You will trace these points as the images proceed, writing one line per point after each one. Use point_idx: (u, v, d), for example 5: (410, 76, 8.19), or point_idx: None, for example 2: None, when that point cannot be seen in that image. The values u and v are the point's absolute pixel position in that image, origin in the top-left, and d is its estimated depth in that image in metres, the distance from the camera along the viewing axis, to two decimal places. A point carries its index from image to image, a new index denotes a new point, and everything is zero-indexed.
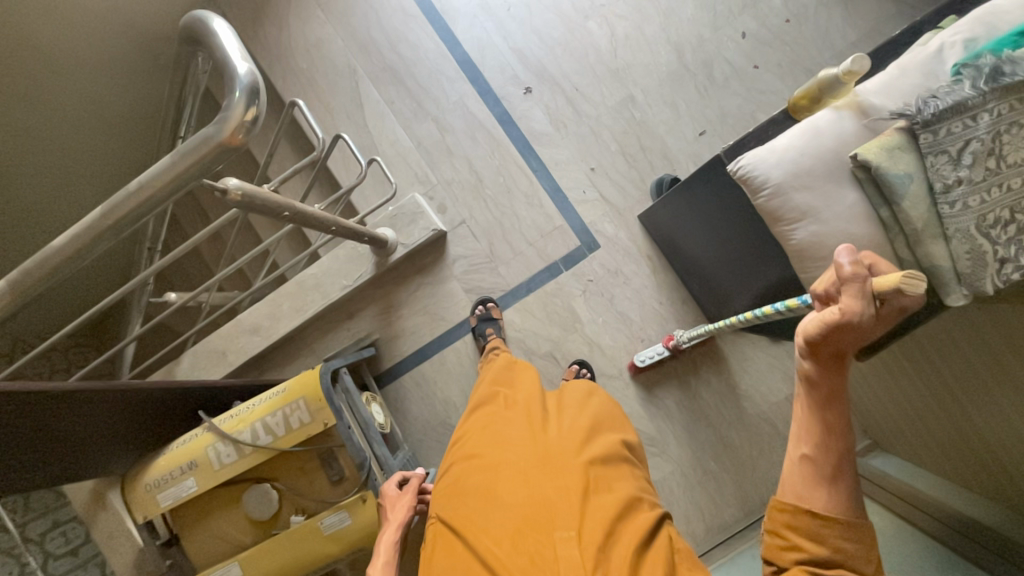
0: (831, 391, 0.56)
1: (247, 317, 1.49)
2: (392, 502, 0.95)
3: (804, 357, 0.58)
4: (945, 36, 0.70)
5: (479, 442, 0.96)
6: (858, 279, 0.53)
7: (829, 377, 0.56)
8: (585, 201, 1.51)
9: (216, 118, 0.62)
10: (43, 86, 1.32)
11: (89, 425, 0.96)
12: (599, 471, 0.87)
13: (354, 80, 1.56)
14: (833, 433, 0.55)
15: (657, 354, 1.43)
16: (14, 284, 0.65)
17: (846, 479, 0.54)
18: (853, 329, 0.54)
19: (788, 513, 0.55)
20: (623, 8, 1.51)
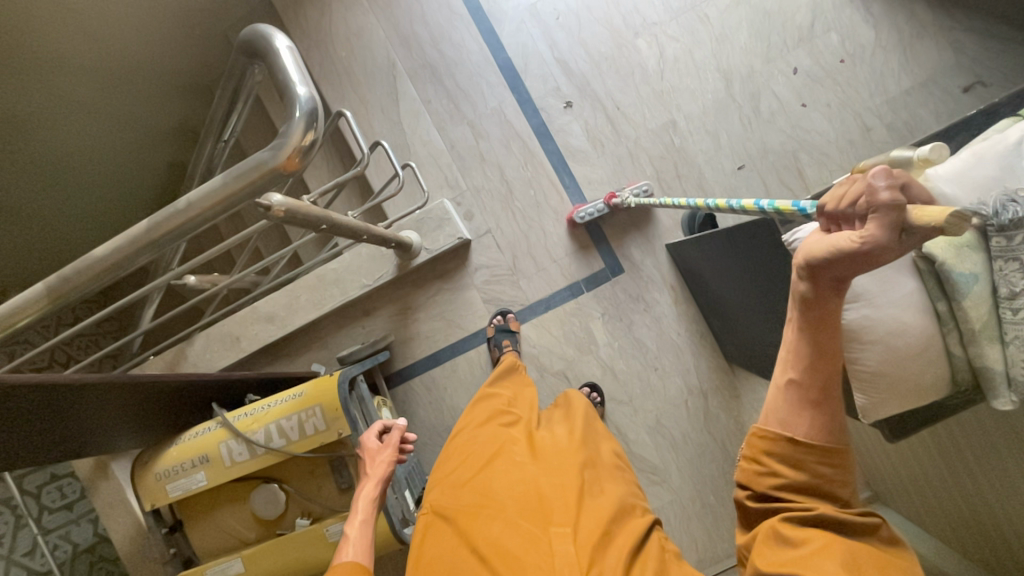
0: (826, 318, 0.56)
1: (263, 305, 1.49)
2: (372, 455, 0.96)
3: (802, 279, 0.56)
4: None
5: (475, 440, 1.03)
6: (891, 209, 0.45)
7: (825, 301, 0.55)
8: (614, 223, 1.49)
9: (273, 143, 0.60)
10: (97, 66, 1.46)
11: (107, 412, 0.97)
12: (591, 477, 0.93)
13: (393, 74, 1.52)
14: (823, 364, 0.57)
15: (596, 210, 1.43)
16: (51, 289, 0.63)
17: (833, 407, 0.58)
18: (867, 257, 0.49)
19: (767, 439, 0.60)
20: (675, 29, 1.47)
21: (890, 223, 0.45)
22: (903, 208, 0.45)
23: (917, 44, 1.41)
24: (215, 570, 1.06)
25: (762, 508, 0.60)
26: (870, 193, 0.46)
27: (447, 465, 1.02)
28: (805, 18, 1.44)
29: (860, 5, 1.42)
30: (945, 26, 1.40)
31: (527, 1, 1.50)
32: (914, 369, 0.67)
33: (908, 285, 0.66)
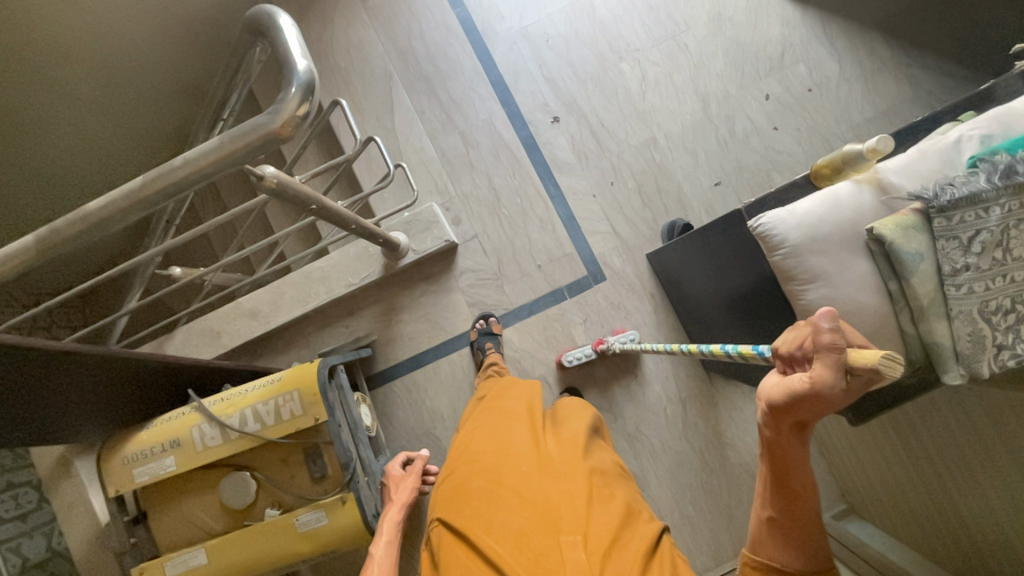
0: (794, 459, 0.58)
1: (247, 301, 1.49)
2: (397, 482, 1.11)
3: (767, 424, 0.57)
4: (963, 128, 0.72)
5: (479, 450, 1.01)
6: (835, 351, 0.47)
7: (790, 445, 0.56)
8: (596, 232, 1.54)
9: (270, 109, 0.64)
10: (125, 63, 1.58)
11: (79, 392, 0.95)
12: (598, 483, 0.91)
13: (389, 85, 1.60)
14: (797, 500, 0.59)
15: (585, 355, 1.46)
16: (40, 240, 0.65)
17: (814, 539, 0.59)
18: (822, 400, 0.49)
19: (761, 569, 0.61)
20: (657, 55, 1.57)
21: (835, 363, 0.47)
22: (844, 349, 0.47)
23: (877, 77, 1.53)
24: (177, 561, 1.02)
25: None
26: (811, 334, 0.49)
27: (453, 474, 1.01)
28: (776, 50, 1.55)
29: (826, 40, 1.54)
30: (902, 62, 1.52)
31: (519, 24, 1.60)
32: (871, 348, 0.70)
33: (862, 266, 0.70)
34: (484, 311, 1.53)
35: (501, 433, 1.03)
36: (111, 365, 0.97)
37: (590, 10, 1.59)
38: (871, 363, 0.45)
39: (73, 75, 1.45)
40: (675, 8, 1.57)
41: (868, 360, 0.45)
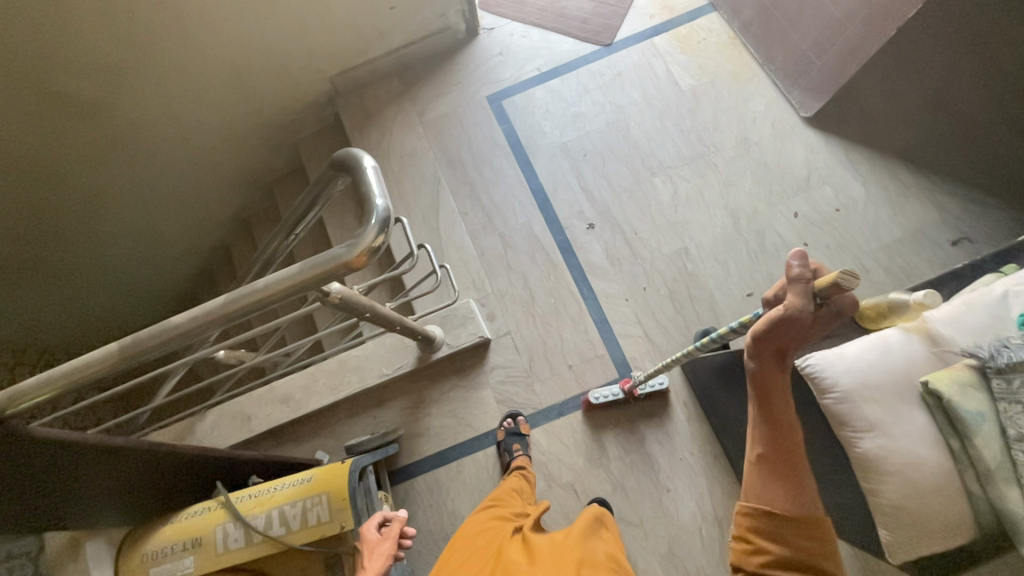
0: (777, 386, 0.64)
1: (281, 386, 1.51)
2: (371, 548, 0.90)
3: (751, 358, 0.66)
4: (1008, 282, 0.74)
5: (482, 549, 0.96)
6: (802, 280, 0.63)
7: (773, 371, 0.64)
8: (629, 335, 1.55)
9: (348, 242, 0.70)
10: (206, 169, 1.87)
11: (114, 478, 0.96)
12: (588, 574, 0.84)
13: (437, 188, 1.73)
14: (785, 436, 0.62)
15: (612, 394, 1.47)
16: (123, 350, 0.69)
17: (804, 478, 0.60)
18: (795, 321, 0.63)
19: (750, 516, 0.60)
20: (687, 172, 1.68)
21: (802, 289, 0.63)
22: (809, 280, 0.63)
23: (904, 201, 1.59)
24: None
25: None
26: (788, 271, 0.64)
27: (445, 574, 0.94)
28: (802, 172, 1.64)
29: (850, 166, 1.63)
30: (928, 189, 1.59)
31: (559, 140, 1.75)
32: (936, 506, 0.67)
33: (920, 419, 0.69)
34: (513, 410, 1.52)
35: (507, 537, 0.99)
36: (146, 456, 0.97)
37: (625, 131, 1.73)
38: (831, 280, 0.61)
39: (157, 171, 1.76)
40: (704, 132, 1.71)
41: (829, 278, 0.61)
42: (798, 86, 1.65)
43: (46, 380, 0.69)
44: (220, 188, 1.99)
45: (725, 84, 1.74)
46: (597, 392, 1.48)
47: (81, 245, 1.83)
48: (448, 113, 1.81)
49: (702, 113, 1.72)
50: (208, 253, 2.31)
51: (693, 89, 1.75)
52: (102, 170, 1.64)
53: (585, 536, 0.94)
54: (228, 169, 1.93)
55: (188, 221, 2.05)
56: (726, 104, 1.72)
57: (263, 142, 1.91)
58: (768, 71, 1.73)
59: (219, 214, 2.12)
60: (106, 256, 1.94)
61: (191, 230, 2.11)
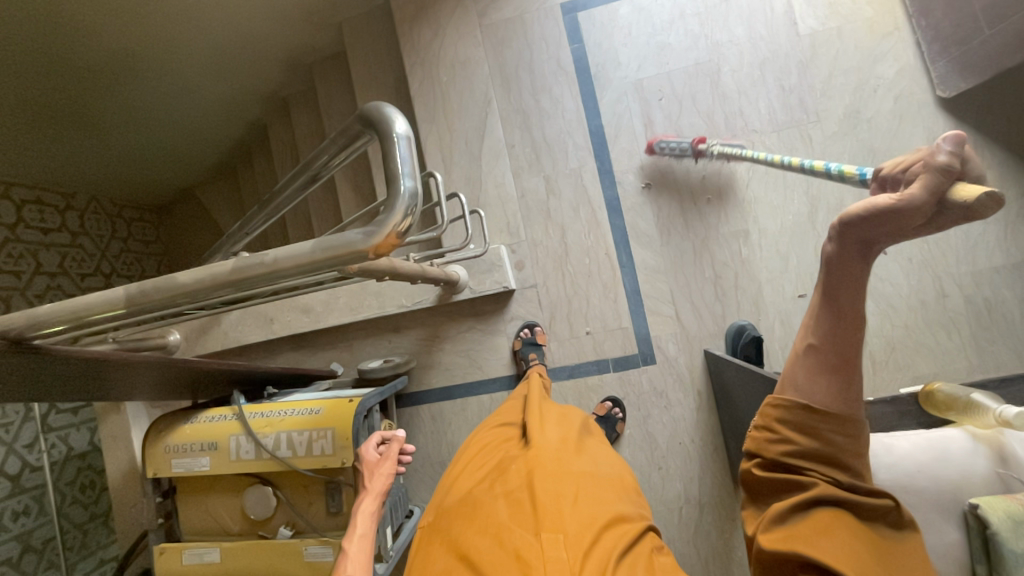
0: (852, 292, 0.55)
1: (302, 297, 1.53)
2: (371, 470, 0.97)
3: (832, 240, 0.56)
4: None
5: (481, 452, 1.03)
6: (941, 173, 0.46)
7: (852, 263, 0.54)
8: (659, 313, 1.47)
9: (368, 227, 0.62)
10: (239, 34, 1.68)
11: (138, 375, 1.01)
12: (588, 486, 0.87)
13: (485, 110, 1.54)
14: (841, 328, 0.56)
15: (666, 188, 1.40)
16: (129, 298, 0.66)
17: (850, 371, 0.56)
18: (897, 220, 0.50)
19: (782, 408, 0.59)
20: (775, 141, 1.44)
21: (935, 184, 0.47)
22: (950, 177, 0.47)
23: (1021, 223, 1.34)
24: (192, 552, 1.10)
25: (772, 471, 0.60)
26: (929, 155, 0.47)
27: (450, 476, 1.00)
28: None
29: None
30: None
31: (634, 75, 1.49)
32: None
33: (952, 534, 0.64)
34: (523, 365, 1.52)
35: (500, 439, 1.06)
36: (170, 365, 1.02)
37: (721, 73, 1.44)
38: (974, 195, 0.45)
39: (187, 34, 1.60)
40: (809, 94, 1.42)
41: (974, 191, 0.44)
42: (948, 54, 1.30)
43: (58, 313, 0.68)
44: (254, 56, 1.81)
45: (855, 35, 1.41)
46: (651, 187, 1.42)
47: (113, 101, 1.76)
48: (513, 18, 1.54)
49: (814, 69, 1.42)
50: (244, 128, 2.22)
51: (812, 35, 1.42)
52: (134, 30, 1.51)
53: (578, 449, 0.98)
54: (262, 37, 1.74)
55: (223, 88, 1.91)
56: (847, 62, 1.41)
57: (299, 12, 1.69)
58: (915, 27, 1.37)
59: (255, 84, 1.97)
60: (139, 117, 1.87)
61: (226, 100, 1.98)
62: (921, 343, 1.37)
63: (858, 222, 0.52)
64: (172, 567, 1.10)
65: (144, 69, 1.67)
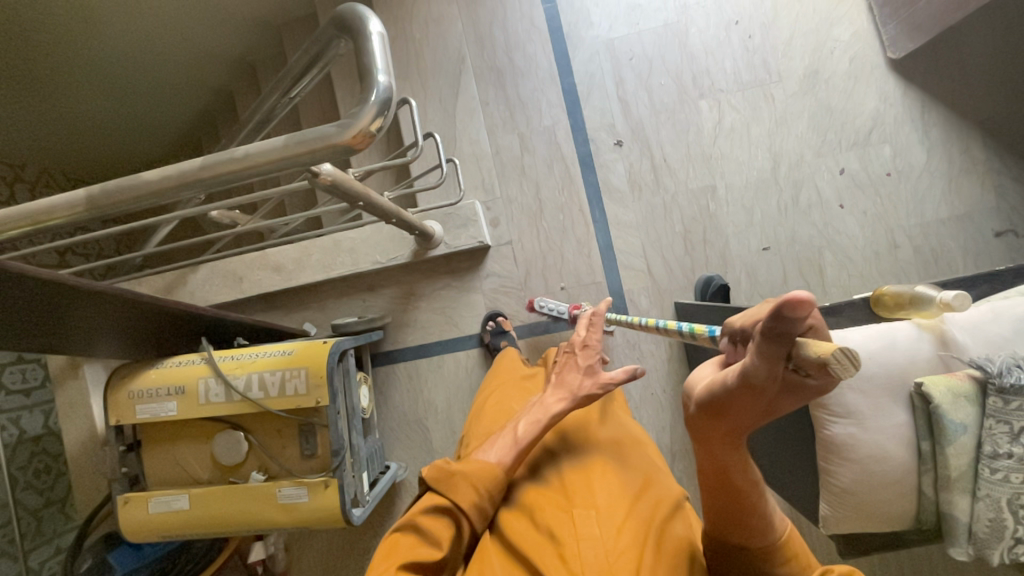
0: (741, 476, 0.49)
1: (273, 255, 1.50)
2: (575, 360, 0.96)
3: (692, 412, 0.47)
4: None
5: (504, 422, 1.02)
6: (770, 337, 0.34)
7: (717, 443, 0.46)
8: (630, 267, 1.51)
9: (342, 121, 0.62)
10: None
11: (98, 315, 0.98)
12: (614, 455, 0.87)
13: (459, 67, 1.55)
14: (730, 497, 0.51)
15: (557, 310, 1.48)
16: (91, 199, 0.64)
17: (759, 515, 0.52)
18: (753, 395, 0.38)
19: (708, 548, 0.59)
20: (739, 100, 1.49)
21: (771, 352, 0.35)
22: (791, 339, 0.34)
23: (963, 179, 1.44)
24: (160, 500, 1.06)
25: None
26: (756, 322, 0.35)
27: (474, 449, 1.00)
28: (864, 125, 1.46)
29: (920, 127, 1.45)
30: (993, 170, 1.43)
31: (606, 35, 1.52)
32: (883, 495, 0.71)
33: (899, 417, 0.69)
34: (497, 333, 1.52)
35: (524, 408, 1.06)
36: (135, 303, 0.99)
37: (563, 310, 1.48)
38: (825, 354, 0.32)
39: None
40: (771, 55, 1.48)
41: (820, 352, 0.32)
42: (897, 17, 1.38)
43: (11, 217, 0.65)
44: (218, 16, 1.76)
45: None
46: (544, 302, 1.50)
47: (65, 64, 1.66)
48: None
49: (776, 32, 1.48)
50: (209, 96, 2.15)
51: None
52: None
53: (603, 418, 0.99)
54: None
55: (185, 53, 1.85)
56: (806, 24, 1.47)
57: None
58: None
59: (219, 47, 1.91)
60: (101, 82, 1.79)
61: (188, 65, 1.91)
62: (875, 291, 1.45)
63: (714, 403, 0.42)
64: (138, 516, 1.07)
65: (99, 28, 1.60)
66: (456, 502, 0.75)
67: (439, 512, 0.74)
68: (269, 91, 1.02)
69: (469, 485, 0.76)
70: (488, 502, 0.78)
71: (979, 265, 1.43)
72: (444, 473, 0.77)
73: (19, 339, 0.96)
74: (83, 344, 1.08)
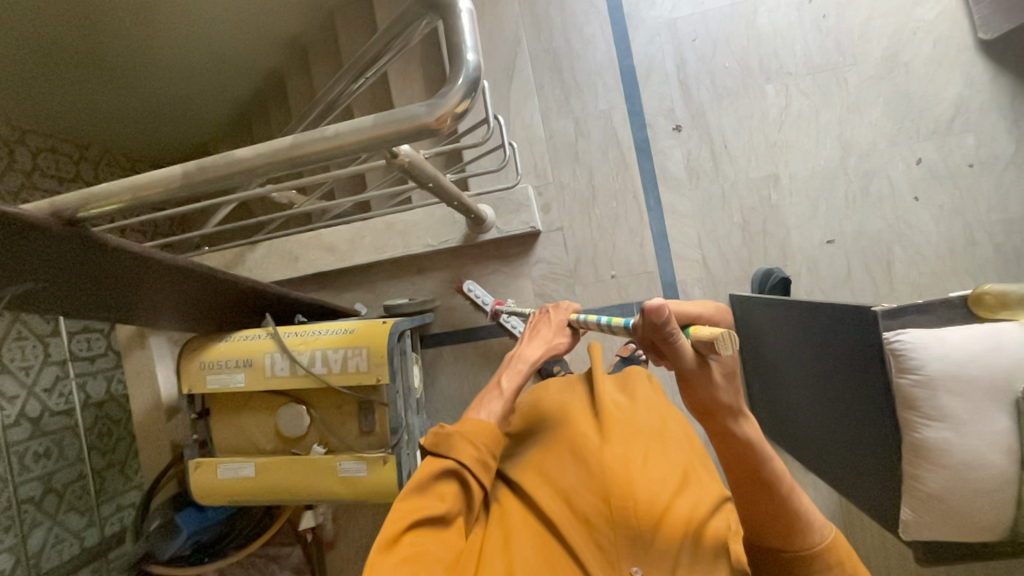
0: (753, 453, 0.58)
1: (327, 235, 1.53)
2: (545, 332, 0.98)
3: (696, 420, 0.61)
4: None
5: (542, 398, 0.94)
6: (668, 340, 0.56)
7: (717, 424, 0.59)
8: (684, 257, 1.47)
9: (431, 101, 0.61)
10: None
11: (175, 288, 1.02)
12: (657, 444, 0.79)
13: (515, 49, 1.52)
14: (743, 478, 0.59)
15: (483, 300, 1.45)
16: (188, 175, 0.66)
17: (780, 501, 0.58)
18: (698, 376, 0.57)
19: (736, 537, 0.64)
20: (809, 84, 1.42)
21: (679, 347, 0.56)
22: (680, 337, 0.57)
23: None
24: (228, 466, 1.11)
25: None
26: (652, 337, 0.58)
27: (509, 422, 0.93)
28: (946, 113, 1.37)
29: (1010, 115, 1.35)
30: None
31: (668, 15, 1.47)
32: (976, 503, 0.70)
33: (1001, 423, 0.68)
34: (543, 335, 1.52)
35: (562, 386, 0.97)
36: (209, 278, 1.03)
37: (487, 300, 1.45)
38: (705, 332, 0.54)
39: None
40: (846, 37, 1.40)
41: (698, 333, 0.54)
42: None
43: (114, 190, 0.68)
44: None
45: None
46: (473, 287, 1.47)
47: (132, 45, 1.72)
48: None
49: (852, 11, 1.40)
50: (262, 78, 2.19)
51: None
52: None
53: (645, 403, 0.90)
54: None
55: (242, 34, 1.88)
56: (886, 4, 1.38)
57: None
58: None
59: (274, 29, 1.94)
60: (164, 63, 1.85)
61: (245, 46, 1.95)
62: (949, 290, 1.37)
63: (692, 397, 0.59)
64: (208, 481, 1.12)
65: (164, 9, 1.64)
66: (458, 460, 0.69)
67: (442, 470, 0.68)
68: (335, 84, 1.08)
69: (467, 443, 0.71)
70: (488, 457, 0.72)
71: None
72: (440, 438, 0.71)
73: (104, 307, 1.01)
74: (158, 315, 1.14)
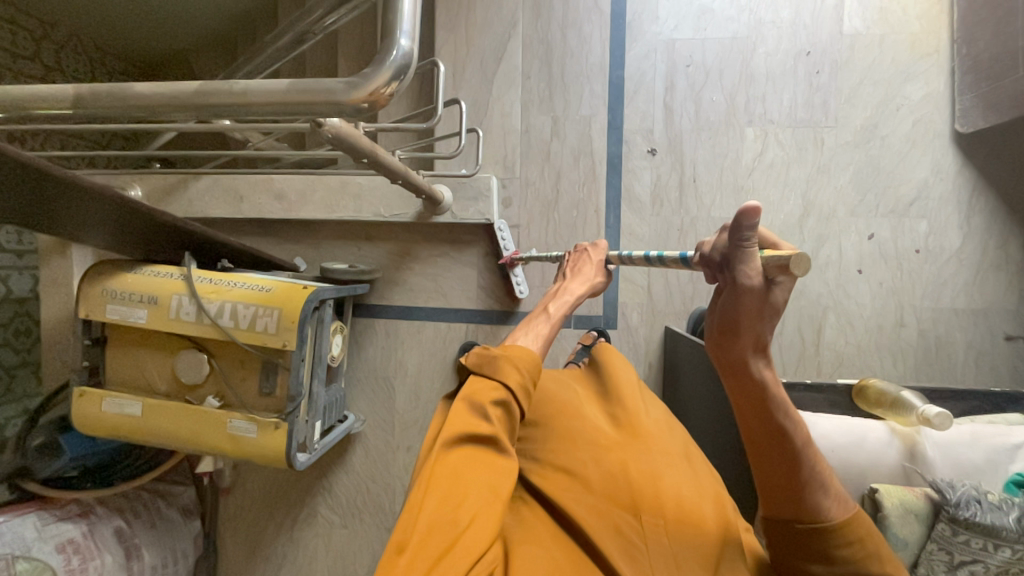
0: (765, 389, 0.64)
1: (277, 181, 1.46)
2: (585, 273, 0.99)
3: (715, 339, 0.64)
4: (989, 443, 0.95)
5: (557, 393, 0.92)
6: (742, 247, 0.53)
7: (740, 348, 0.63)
8: (630, 280, 1.47)
9: (354, 77, 0.57)
10: None
11: (85, 209, 0.94)
12: (679, 462, 0.82)
13: (509, 32, 1.46)
14: (770, 419, 0.65)
15: None
16: (78, 98, 0.60)
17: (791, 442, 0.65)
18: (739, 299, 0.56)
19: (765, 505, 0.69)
20: (788, 136, 1.41)
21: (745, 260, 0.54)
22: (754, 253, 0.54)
23: (991, 273, 1.38)
24: (114, 401, 1.07)
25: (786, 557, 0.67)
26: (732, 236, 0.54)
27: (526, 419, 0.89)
28: (908, 194, 1.39)
29: (964, 210, 1.38)
30: None
31: (668, 34, 1.43)
32: None
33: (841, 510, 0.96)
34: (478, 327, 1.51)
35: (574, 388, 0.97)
36: (126, 211, 0.96)
37: (510, 250, 1.42)
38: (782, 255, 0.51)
39: None
40: (834, 97, 1.39)
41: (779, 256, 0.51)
42: (977, 89, 1.29)
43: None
44: None
45: (896, 46, 1.37)
46: None
47: None
48: None
49: (846, 73, 1.38)
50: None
51: (854, 36, 1.38)
52: None
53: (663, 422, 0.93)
54: None
55: None
56: (879, 73, 1.38)
57: None
58: (955, 54, 1.34)
59: None
60: None
61: None
62: (868, 364, 1.41)
63: (727, 319, 0.60)
64: (90, 412, 1.08)
65: None
66: (506, 381, 0.69)
67: (491, 386, 0.68)
68: None
69: (513, 367, 0.71)
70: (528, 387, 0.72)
71: (980, 364, 1.39)
72: (486, 358, 0.72)
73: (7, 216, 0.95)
74: (71, 233, 1.07)
